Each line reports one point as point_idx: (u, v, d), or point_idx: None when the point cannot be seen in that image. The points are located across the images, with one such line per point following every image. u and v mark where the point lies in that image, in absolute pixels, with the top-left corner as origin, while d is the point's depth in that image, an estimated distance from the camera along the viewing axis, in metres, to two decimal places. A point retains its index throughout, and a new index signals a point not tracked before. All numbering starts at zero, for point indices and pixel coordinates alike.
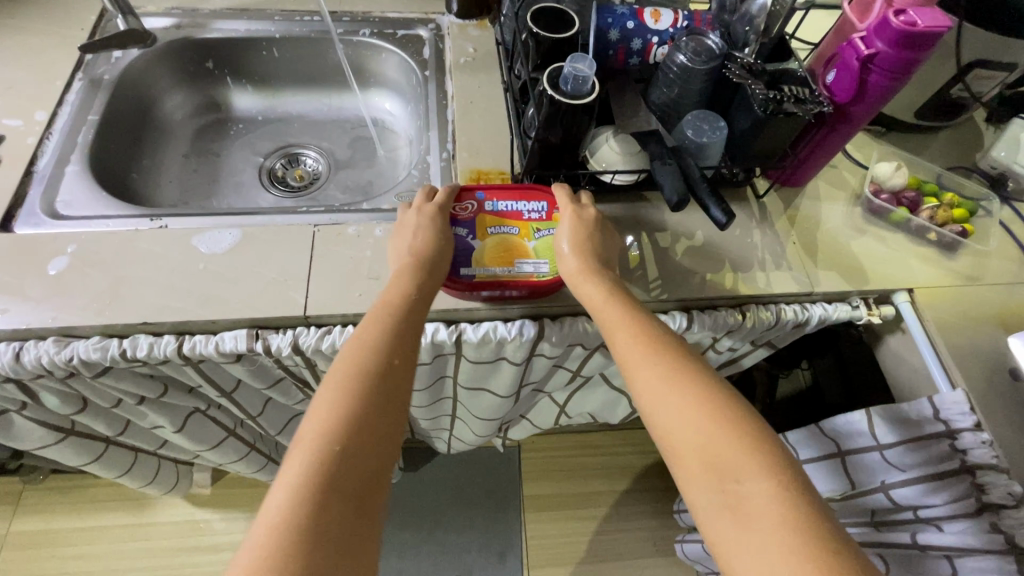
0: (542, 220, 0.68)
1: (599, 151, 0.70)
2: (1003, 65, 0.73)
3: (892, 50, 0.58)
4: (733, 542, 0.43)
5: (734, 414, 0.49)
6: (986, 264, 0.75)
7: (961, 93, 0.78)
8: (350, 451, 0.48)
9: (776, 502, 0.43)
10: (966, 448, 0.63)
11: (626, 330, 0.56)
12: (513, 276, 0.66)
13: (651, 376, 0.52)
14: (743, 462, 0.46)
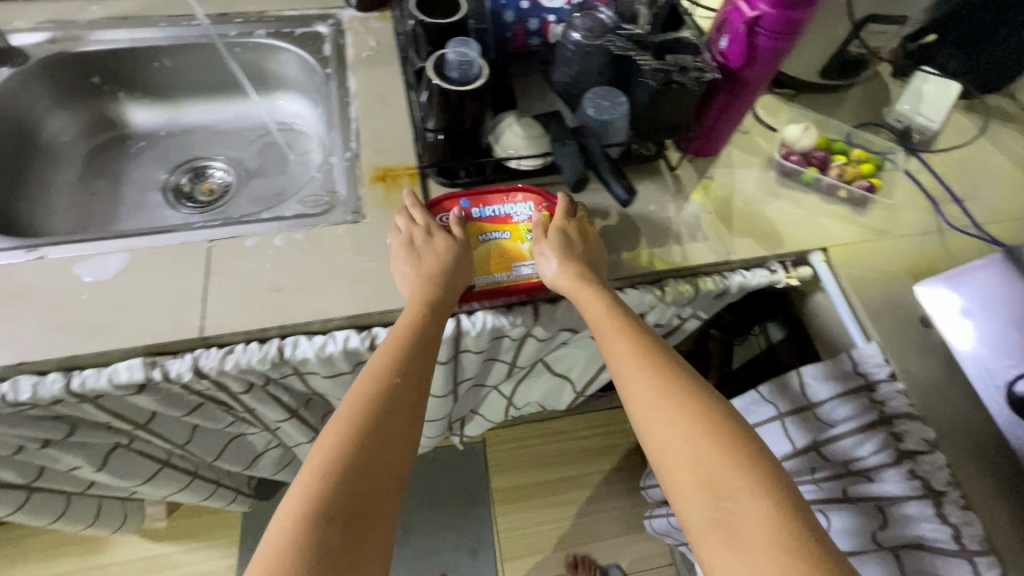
0: (531, 221, 0.66)
1: (503, 137, 0.68)
2: (896, 18, 0.73)
3: (775, 12, 0.58)
4: (727, 558, 0.44)
5: (736, 427, 0.49)
6: (896, 216, 0.76)
7: (860, 49, 0.77)
8: (357, 487, 0.45)
9: (769, 518, 0.44)
10: (885, 399, 0.63)
11: (620, 343, 0.55)
12: (512, 281, 0.64)
13: (644, 386, 0.52)
14: (739, 481, 0.46)
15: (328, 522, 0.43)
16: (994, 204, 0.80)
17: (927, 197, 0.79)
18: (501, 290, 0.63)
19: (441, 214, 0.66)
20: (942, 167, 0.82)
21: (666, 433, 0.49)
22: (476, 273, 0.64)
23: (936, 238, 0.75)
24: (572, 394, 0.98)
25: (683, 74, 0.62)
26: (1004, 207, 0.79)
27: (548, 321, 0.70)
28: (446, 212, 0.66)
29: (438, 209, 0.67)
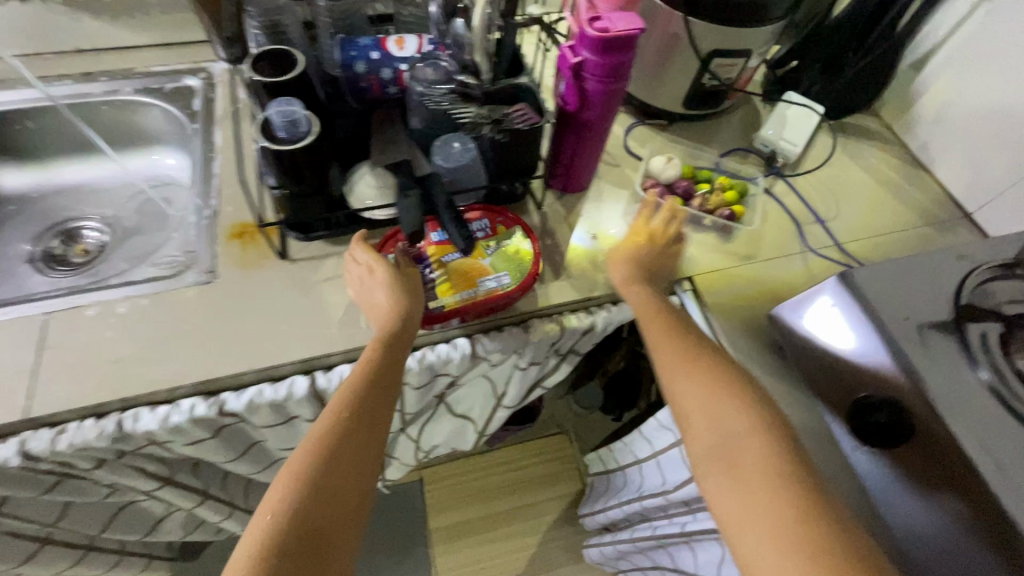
0: (489, 236, 0.69)
1: (356, 189, 0.69)
2: (738, 52, 0.77)
3: (595, 59, 0.59)
4: (720, 491, 0.52)
5: (720, 388, 0.57)
6: (760, 241, 0.78)
7: (712, 81, 0.81)
8: (338, 477, 0.52)
9: (771, 454, 0.52)
10: None
11: (661, 326, 0.63)
12: (477, 296, 0.66)
13: (669, 359, 0.61)
14: (733, 423, 0.55)
15: (315, 507, 0.49)
16: (856, 222, 0.82)
17: (791, 221, 0.81)
18: (465, 306, 0.64)
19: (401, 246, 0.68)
20: (806, 189, 0.85)
21: (717, 410, 0.56)
22: (441, 295, 0.66)
23: (798, 260, 0.77)
24: (477, 433, 0.97)
25: (505, 125, 0.65)
26: (865, 225, 0.82)
27: (416, 370, 0.69)
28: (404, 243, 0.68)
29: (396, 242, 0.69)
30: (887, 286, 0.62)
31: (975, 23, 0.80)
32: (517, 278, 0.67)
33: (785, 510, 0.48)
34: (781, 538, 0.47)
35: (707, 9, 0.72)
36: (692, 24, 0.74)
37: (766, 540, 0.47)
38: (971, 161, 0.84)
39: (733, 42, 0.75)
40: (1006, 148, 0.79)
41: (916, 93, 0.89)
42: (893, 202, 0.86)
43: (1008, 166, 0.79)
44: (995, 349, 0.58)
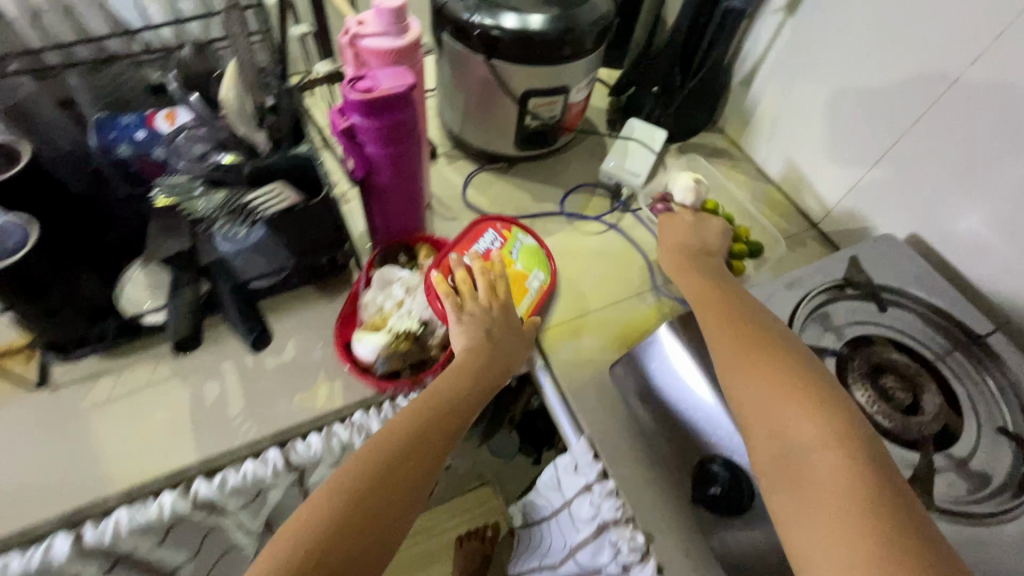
0: (506, 244, 0.68)
1: (125, 293, 0.59)
2: (552, 90, 0.73)
3: (364, 127, 0.53)
4: (785, 500, 0.43)
5: (797, 381, 0.48)
6: (608, 284, 0.74)
7: (535, 119, 0.78)
8: (393, 515, 0.46)
9: (848, 466, 0.42)
10: (598, 503, 0.60)
11: (726, 313, 0.56)
12: (535, 299, 0.67)
13: (736, 340, 0.53)
14: (799, 430, 0.45)
15: (373, 551, 0.44)
16: None
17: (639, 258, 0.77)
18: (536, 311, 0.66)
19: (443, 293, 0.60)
20: (654, 221, 0.82)
21: (764, 401, 0.48)
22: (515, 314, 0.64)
23: (645, 301, 0.73)
24: None
25: (254, 208, 0.53)
26: None
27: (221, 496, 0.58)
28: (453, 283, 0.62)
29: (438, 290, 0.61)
30: None
31: (787, 39, 0.79)
32: (547, 275, 0.70)
33: (846, 527, 0.39)
34: (847, 551, 0.38)
35: (512, 49, 0.67)
36: (498, 66, 0.70)
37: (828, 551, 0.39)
38: (809, 172, 0.82)
39: (546, 80, 0.72)
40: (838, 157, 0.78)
41: (751, 108, 0.89)
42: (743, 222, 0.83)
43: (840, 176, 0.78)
44: None
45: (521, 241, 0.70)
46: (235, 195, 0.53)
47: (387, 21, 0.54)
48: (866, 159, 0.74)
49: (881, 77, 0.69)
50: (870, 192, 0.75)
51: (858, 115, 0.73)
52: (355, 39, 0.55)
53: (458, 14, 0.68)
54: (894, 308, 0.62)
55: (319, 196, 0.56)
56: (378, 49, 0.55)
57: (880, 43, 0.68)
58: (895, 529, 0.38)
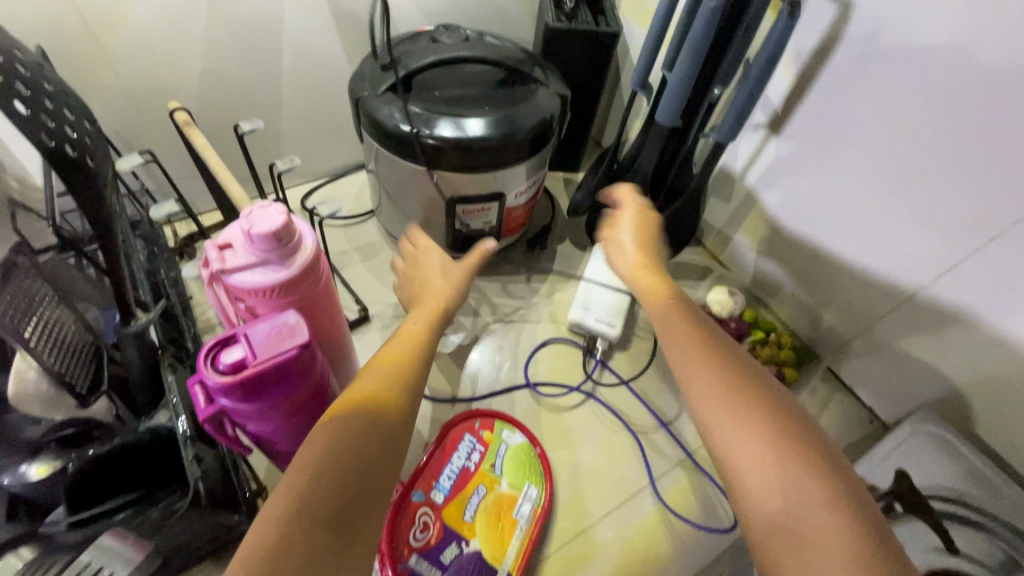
0: (485, 457, 0.55)
1: None
2: (486, 198, 0.65)
3: (240, 410, 0.37)
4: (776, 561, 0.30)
5: (737, 381, 0.36)
6: (592, 489, 0.59)
7: (468, 226, 0.69)
8: (345, 487, 0.31)
9: (852, 537, 0.29)
10: None
11: (678, 326, 0.42)
12: (527, 533, 0.53)
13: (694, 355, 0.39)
14: (779, 489, 0.31)
15: (304, 522, 0.29)
16: None
17: (626, 442, 0.63)
18: (528, 554, 0.51)
19: (412, 540, 0.50)
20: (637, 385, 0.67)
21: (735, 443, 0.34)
22: (496, 562, 0.51)
23: (637, 510, 0.58)
24: None
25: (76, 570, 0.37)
26: None
27: None
28: (414, 529, 0.50)
29: (403, 534, 0.50)
30: None
31: (779, 139, 0.64)
32: (541, 485, 0.55)
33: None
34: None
35: (450, 161, 0.59)
36: (436, 175, 0.61)
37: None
38: (813, 303, 0.68)
39: (482, 188, 0.63)
40: (864, 273, 0.59)
41: (733, 227, 0.76)
42: None
43: (868, 296, 0.60)
44: None
45: (505, 444, 0.56)
46: (34, 566, 0.37)
47: (262, 249, 0.38)
48: (904, 279, 0.56)
49: (919, 180, 0.51)
50: (911, 320, 0.57)
51: (890, 220, 0.55)
52: (218, 275, 0.38)
53: (376, 111, 0.58)
54: (954, 527, 0.49)
55: (187, 498, 0.39)
56: (254, 286, 0.38)
57: (914, 139, 0.50)
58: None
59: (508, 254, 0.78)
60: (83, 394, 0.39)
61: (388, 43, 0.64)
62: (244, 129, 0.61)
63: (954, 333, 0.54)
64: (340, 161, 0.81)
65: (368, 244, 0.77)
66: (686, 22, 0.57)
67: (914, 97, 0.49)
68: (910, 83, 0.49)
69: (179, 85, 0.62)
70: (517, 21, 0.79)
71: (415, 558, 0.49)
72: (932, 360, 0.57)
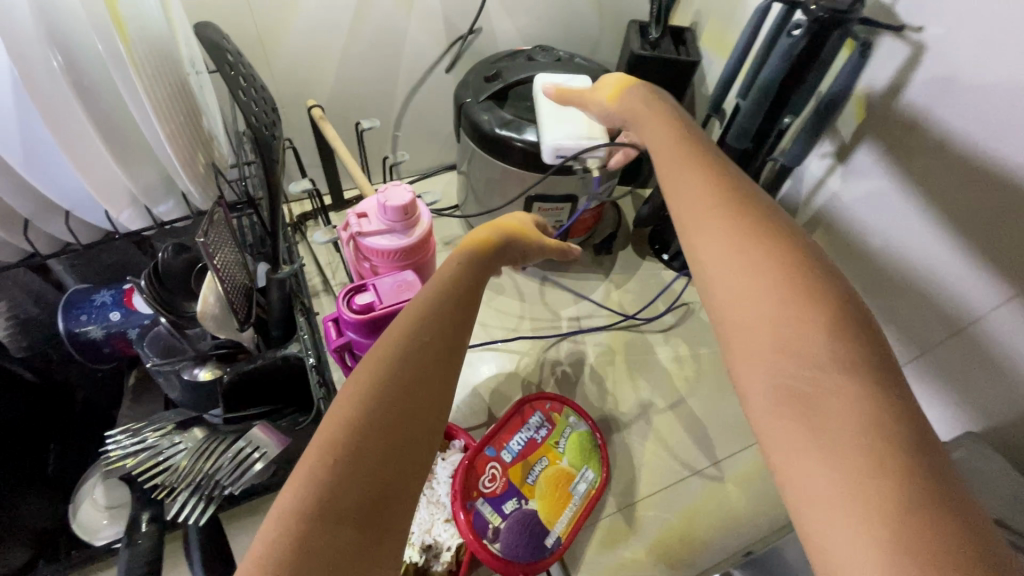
0: (552, 433, 0.61)
1: (80, 511, 0.51)
2: (561, 197, 0.72)
3: (362, 344, 0.46)
4: (787, 443, 0.28)
5: (803, 291, 0.30)
6: (634, 473, 0.64)
7: (541, 223, 0.76)
8: (373, 466, 0.29)
9: (847, 338, 0.29)
10: None
11: (732, 235, 0.34)
12: (579, 505, 0.58)
13: (722, 231, 0.34)
14: (780, 347, 0.30)
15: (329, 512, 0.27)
16: None
17: (670, 438, 0.67)
18: (579, 524, 0.56)
19: (480, 487, 0.55)
20: (685, 387, 0.72)
21: (740, 306, 0.32)
22: (551, 526, 0.56)
23: (674, 500, 0.62)
24: None
25: (230, 455, 0.47)
26: None
27: None
28: (481, 478, 0.56)
29: (471, 481, 0.55)
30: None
31: (846, 168, 0.68)
32: (597, 470, 0.61)
33: (854, 446, 0.26)
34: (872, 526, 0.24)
35: (538, 164, 0.67)
36: (521, 175, 0.69)
37: (841, 513, 0.25)
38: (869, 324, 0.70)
39: (560, 188, 0.71)
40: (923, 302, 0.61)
41: None
42: None
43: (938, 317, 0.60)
44: None
45: (570, 428, 0.62)
46: (206, 441, 0.47)
47: (391, 219, 0.47)
48: (956, 313, 0.58)
49: (977, 222, 0.53)
50: (962, 354, 0.59)
51: (952, 252, 0.57)
52: (355, 237, 0.48)
53: (476, 116, 0.67)
54: None
55: (309, 416, 0.49)
56: (382, 251, 0.48)
57: (977, 180, 0.53)
58: (912, 478, 0.25)
59: (575, 256, 0.86)
60: (243, 320, 0.49)
61: (490, 60, 0.74)
62: (365, 126, 0.72)
63: (1003, 371, 0.55)
64: (434, 162, 0.92)
65: (451, 235, 0.87)
66: (762, 56, 0.63)
67: (988, 147, 0.51)
68: (987, 133, 0.51)
69: (316, 86, 0.74)
70: (603, 46, 0.87)
71: (480, 504, 0.54)
72: (977, 394, 0.59)
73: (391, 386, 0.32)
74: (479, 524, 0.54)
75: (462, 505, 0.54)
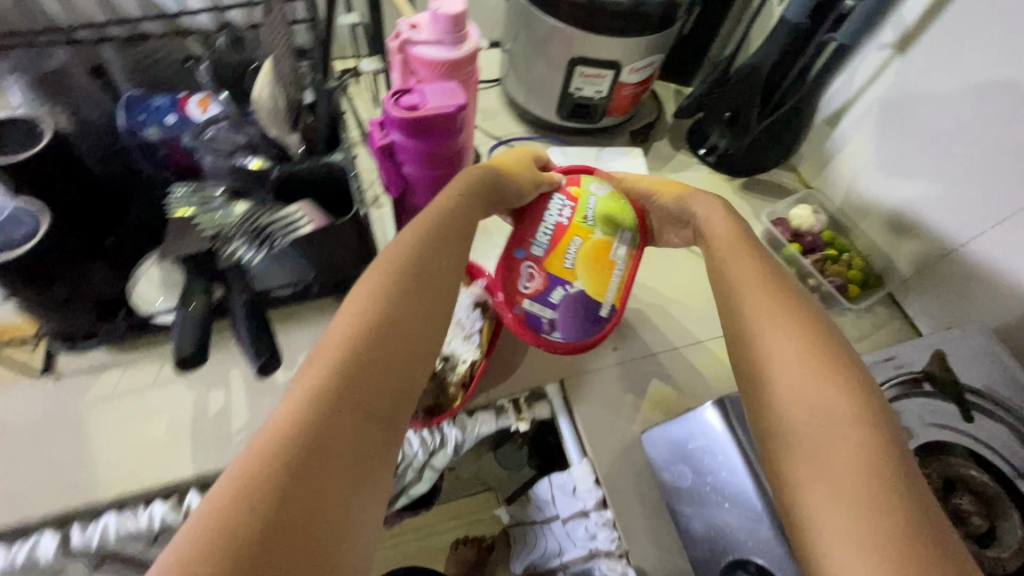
0: (574, 209, 0.60)
1: (137, 289, 0.56)
2: (604, 63, 0.71)
3: (404, 147, 0.48)
4: (821, 496, 0.37)
5: (827, 359, 0.42)
6: (645, 334, 0.68)
7: (580, 92, 0.75)
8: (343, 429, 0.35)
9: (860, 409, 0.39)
10: (592, 534, 0.57)
11: (782, 325, 0.45)
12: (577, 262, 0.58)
13: (768, 317, 0.46)
14: (828, 413, 0.40)
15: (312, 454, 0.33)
16: None
17: (681, 310, 0.70)
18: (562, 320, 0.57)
19: (521, 286, 0.58)
20: (697, 266, 0.74)
21: (790, 381, 0.42)
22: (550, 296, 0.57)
23: (677, 359, 0.66)
24: None
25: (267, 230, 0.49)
26: None
27: None
28: (522, 279, 0.58)
29: (513, 284, 0.58)
30: None
31: (903, 60, 0.67)
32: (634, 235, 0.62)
33: (860, 485, 0.36)
34: (867, 537, 0.34)
35: (592, 24, 0.66)
36: (568, 34, 0.68)
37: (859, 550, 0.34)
38: (900, 224, 0.71)
39: (605, 53, 0.69)
40: (961, 214, 0.63)
41: (832, 150, 0.80)
42: (805, 281, 0.74)
43: (973, 218, 0.62)
44: None
45: (594, 195, 0.61)
46: (255, 212, 0.50)
47: (443, 29, 0.48)
48: (955, 231, 0.65)
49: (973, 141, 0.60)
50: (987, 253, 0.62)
51: (961, 183, 0.63)
52: (405, 45, 0.49)
53: None
54: (979, 417, 0.53)
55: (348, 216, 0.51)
56: (430, 63, 0.49)
57: (975, 113, 0.60)
58: (905, 508, 0.35)
59: (609, 139, 0.86)
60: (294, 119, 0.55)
61: None
62: None
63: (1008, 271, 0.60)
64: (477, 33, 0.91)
65: (488, 106, 0.87)
66: None
67: None
68: None
69: None
70: None
71: (525, 303, 0.57)
72: (997, 287, 0.62)
73: (359, 350, 0.38)
74: (536, 326, 0.58)
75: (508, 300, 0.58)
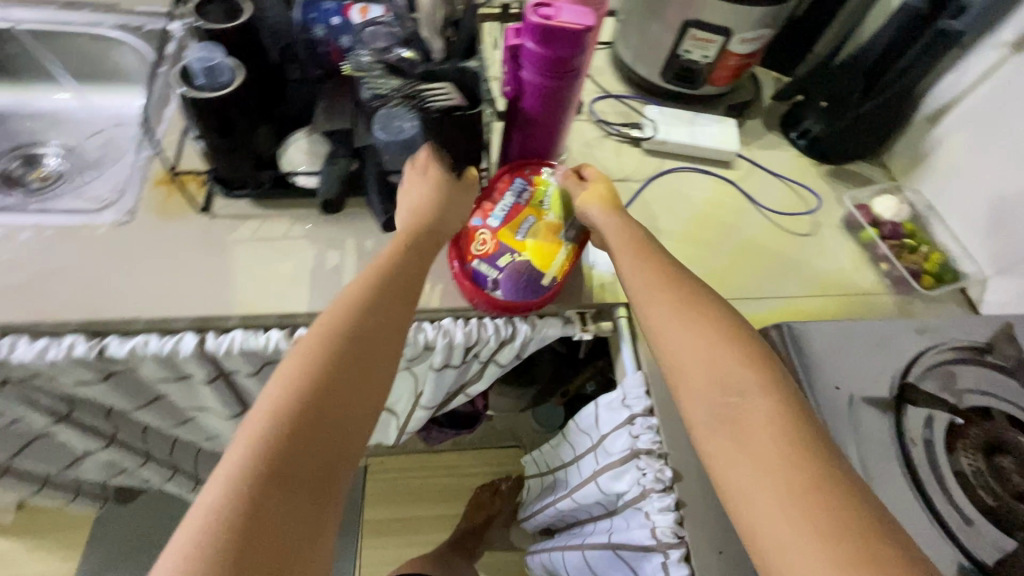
0: (533, 194, 0.64)
1: (288, 154, 0.67)
2: (715, 28, 0.75)
3: (533, 55, 0.56)
4: (731, 460, 0.42)
5: (737, 333, 0.48)
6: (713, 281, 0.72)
7: (687, 55, 0.81)
8: (340, 380, 0.45)
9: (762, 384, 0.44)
10: (636, 435, 0.62)
11: (682, 306, 0.50)
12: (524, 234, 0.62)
13: (672, 300, 0.51)
14: (749, 394, 0.44)
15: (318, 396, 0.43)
16: (834, 277, 0.76)
17: (749, 266, 0.75)
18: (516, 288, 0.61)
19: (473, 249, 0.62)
20: (771, 233, 0.78)
21: (692, 357, 0.47)
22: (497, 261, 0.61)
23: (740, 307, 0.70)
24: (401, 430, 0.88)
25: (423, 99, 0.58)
26: (834, 282, 0.75)
27: None
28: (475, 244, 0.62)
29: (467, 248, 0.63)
30: (824, 349, 0.55)
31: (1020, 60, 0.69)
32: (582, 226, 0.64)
33: (769, 449, 0.41)
34: (779, 495, 0.39)
35: None
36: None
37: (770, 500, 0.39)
38: (988, 225, 0.74)
39: (720, 18, 0.74)
40: None
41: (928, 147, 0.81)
42: (877, 264, 0.77)
43: None
44: (935, 440, 0.52)
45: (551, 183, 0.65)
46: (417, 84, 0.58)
47: None
48: None
49: None
50: None
51: None
52: None
53: None
54: None
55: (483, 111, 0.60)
56: None
57: None
58: (814, 465, 0.40)
59: (706, 109, 0.90)
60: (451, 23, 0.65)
61: None
62: None
63: None
64: None
65: (595, 64, 0.94)
66: None
67: None
68: None
69: None
70: None
71: (477, 264, 0.62)
72: None
73: (353, 318, 0.48)
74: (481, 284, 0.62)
75: (457, 258, 0.63)
